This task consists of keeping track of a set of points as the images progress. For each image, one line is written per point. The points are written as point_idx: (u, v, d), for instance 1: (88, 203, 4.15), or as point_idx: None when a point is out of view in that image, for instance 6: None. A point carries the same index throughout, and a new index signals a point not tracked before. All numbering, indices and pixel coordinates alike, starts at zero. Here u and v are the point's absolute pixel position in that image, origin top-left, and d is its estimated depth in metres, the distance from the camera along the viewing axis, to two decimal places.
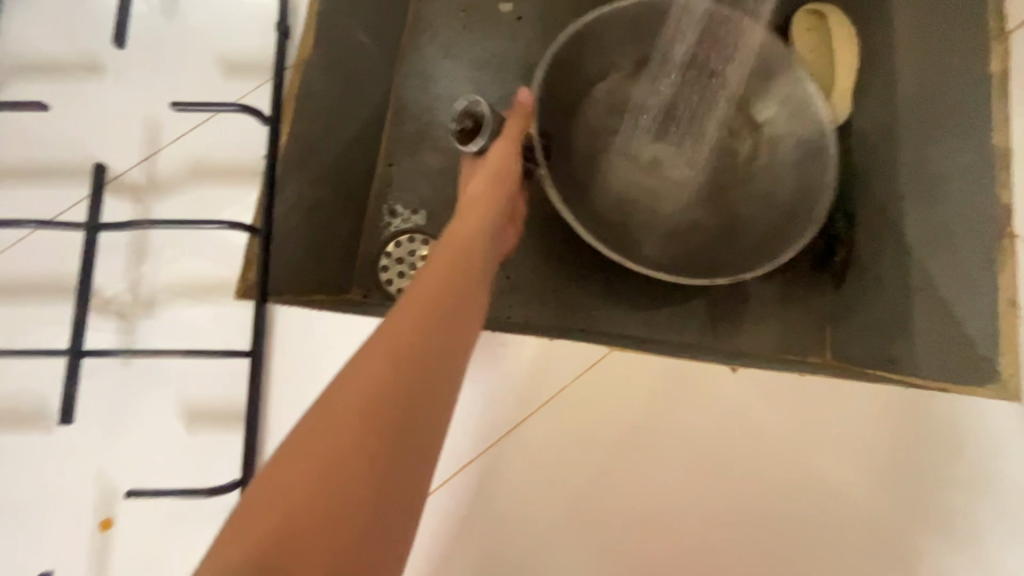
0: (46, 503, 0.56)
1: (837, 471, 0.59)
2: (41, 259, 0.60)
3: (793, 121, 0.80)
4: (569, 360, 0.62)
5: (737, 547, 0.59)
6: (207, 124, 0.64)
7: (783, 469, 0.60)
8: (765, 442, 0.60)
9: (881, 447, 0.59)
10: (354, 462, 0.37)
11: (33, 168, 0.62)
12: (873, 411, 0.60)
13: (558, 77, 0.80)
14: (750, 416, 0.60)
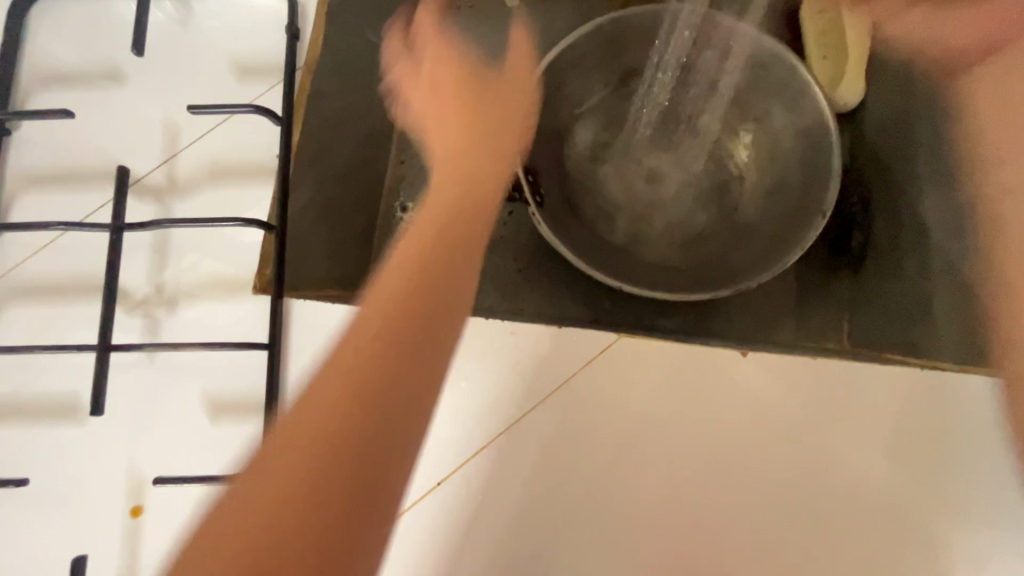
0: (78, 492, 0.59)
1: (853, 454, 0.59)
2: (70, 260, 0.63)
3: (793, 116, 0.78)
4: (579, 347, 0.62)
5: (753, 531, 0.58)
6: (223, 126, 0.67)
7: (799, 453, 0.59)
8: (781, 427, 0.60)
9: (897, 427, 0.59)
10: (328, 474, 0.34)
11: (59, 174, 0.65)
12: (889, 392, 0.60)
13: (550, 94, 0.78)
14: (763, 400, 0.60)
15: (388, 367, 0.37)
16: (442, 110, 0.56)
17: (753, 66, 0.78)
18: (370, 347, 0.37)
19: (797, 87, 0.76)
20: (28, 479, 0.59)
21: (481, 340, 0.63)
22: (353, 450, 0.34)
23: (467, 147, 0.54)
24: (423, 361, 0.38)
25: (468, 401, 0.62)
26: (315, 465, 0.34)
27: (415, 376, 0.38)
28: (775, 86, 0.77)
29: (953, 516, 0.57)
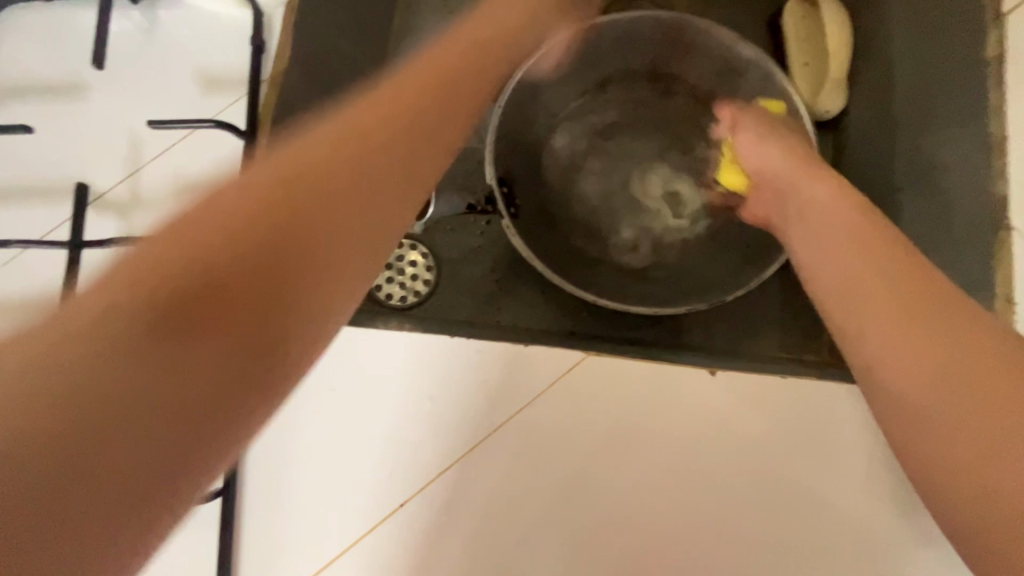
0: None
1: (798, 471, 0.63)
2: (31, 278, 0.62)
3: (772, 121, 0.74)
4: (546, 367, 0.65)
5: (707, 543, 0.62)
6: (188, 142, 0.65)
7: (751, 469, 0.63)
8: (728, 441, 0.63)
9: (840, 441, 0.64)
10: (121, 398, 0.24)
11: (22, 189, 0.64)
12: (837, 412, 0.64)
13: (524, 101, 0.74)
14: (716, 417, 0.64)
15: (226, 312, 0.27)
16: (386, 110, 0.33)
17: (725, 71, 0.76)
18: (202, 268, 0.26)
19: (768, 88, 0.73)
20: None
21: (441, 363, 0.65)
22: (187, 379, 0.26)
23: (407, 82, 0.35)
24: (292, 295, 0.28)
25: (437, 420, 0.64)
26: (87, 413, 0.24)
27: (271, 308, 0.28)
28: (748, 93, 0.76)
29: (881, 514, 0.62)
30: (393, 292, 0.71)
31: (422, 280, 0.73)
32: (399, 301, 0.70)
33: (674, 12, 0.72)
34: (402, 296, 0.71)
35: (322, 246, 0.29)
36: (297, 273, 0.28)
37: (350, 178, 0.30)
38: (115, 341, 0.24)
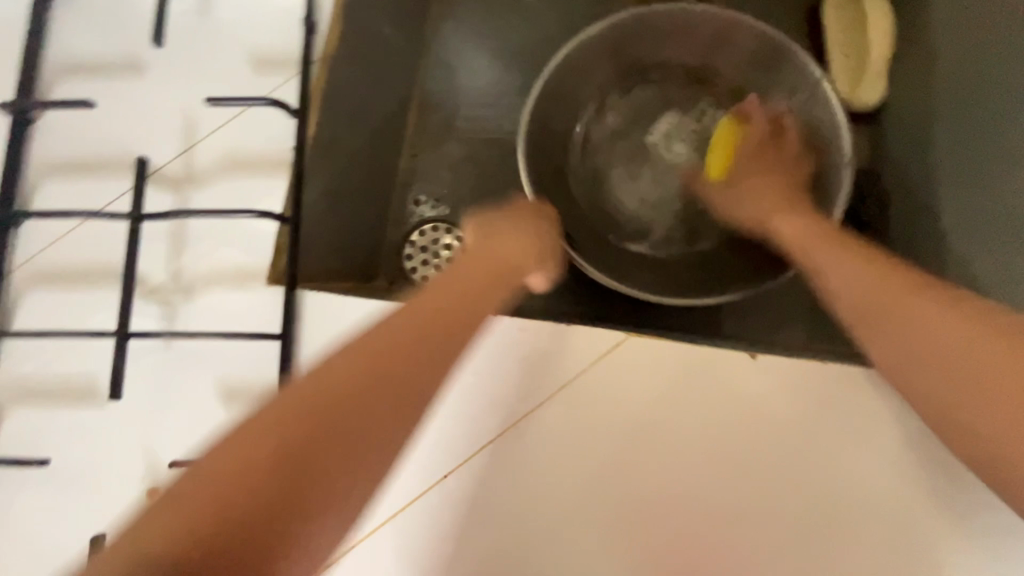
0: (95, 477, 0.60)
1: (836, 457, 0.63)
2: (89, 248, 0.64)
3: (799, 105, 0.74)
4: (585, 349, 0.65)
5: (745, 525, 0.62)
6: (241, 119, 0.67)
7: (788, 453, 0.63)
8: (769, 423, 0.64)
9: (880, 428, 0.63)
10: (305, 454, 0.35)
11: (82, 163, 0.66)
12: (879, 400, 0.64)
13: (559, 93, 0.75)
14: (755, 401, 0.64)
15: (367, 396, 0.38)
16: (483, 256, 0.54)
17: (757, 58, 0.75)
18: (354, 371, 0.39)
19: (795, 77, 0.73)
20: (51, 461, 0.60)
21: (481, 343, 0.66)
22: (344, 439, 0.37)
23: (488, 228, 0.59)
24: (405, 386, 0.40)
25: (478, 398, 0.64)
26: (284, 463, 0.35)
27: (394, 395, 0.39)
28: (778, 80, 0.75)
29: (918, 492, 0.62)
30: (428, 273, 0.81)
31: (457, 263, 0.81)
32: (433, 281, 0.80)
33: (711, 5, 0.71)
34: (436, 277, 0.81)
35: (427, 350, 0.43)
36: (344, 432, 0.37)
37: (399, 361, 0.40)
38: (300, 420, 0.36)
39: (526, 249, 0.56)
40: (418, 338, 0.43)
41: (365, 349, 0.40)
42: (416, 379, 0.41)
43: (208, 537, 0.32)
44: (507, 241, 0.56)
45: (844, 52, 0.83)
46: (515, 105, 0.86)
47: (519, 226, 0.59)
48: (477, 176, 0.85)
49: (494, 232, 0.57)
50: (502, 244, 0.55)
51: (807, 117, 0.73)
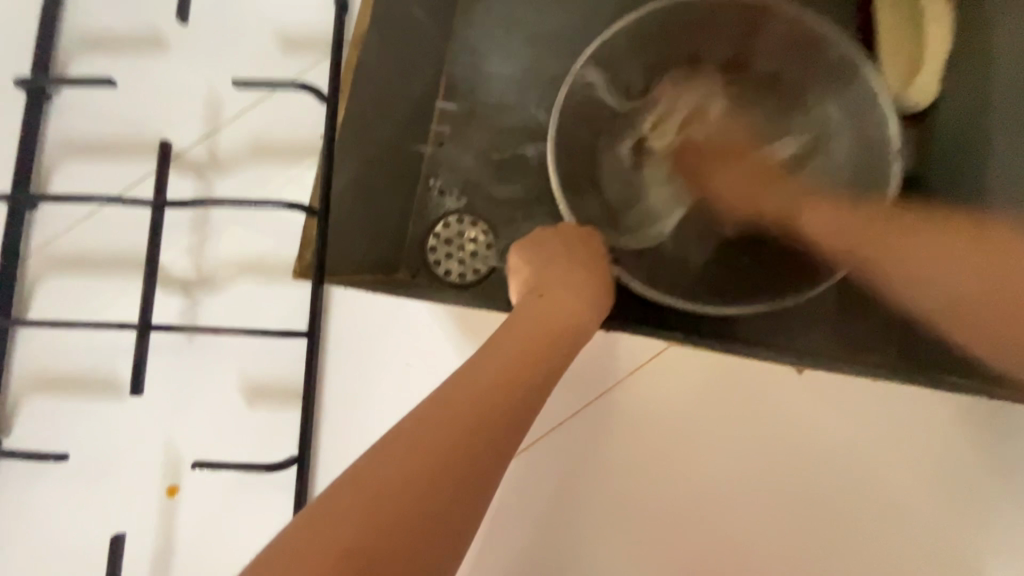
0: (113, 471, 0.58)
1: (879, 478, 0.60)
2: (108, 234, 0.61)
3: (846, 99, 0.68)
4: (626, 354, 0.63)
5: (780, 544, 0.60)
6: (268, 103, 0.64)
7: (830, 471, 0.61)
8: (816, 443, 0.61)
9: (931, 451, 0.60)
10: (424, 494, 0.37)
11: (101, 144, 0.63)
12: (930, 420, 0.60)
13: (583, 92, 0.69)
14: (797, 417, 0.61)
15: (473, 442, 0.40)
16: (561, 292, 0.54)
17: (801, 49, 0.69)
18: (459, 415, 0.41)
19: (846, 69, 0.67)
20: (69, 454, 0.58)
21: None
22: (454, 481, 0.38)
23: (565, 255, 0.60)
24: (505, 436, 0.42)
25: None
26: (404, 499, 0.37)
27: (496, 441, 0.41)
28: (825, 72, 0.68)
29: (975, 528, 0.58)
30: (452, 269, 0.78)
31: (482, 258, 0.79)
32: (459, 279, 0.77)
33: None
34: (460, 274, 0.78)
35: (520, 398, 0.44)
36: (459, 473, 0.39)
37: (457, 450, 0.39)
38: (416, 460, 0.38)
39: (578, 306, 0.53)
40: (477, 422, 0.41)
41: (424, 441, 0.39)
42: (474, 473, 0.40)
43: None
44: (563, 294, 0.54)
45: (893, 42, 0.69)
46: (548, 94, 0.82)
47: (574, 277, 0.56)
48: (506, 167, 0.81)
49: (549, 280, 0.55)
50: (559, 300, 0.53)
51: (861, 109, 0.67)
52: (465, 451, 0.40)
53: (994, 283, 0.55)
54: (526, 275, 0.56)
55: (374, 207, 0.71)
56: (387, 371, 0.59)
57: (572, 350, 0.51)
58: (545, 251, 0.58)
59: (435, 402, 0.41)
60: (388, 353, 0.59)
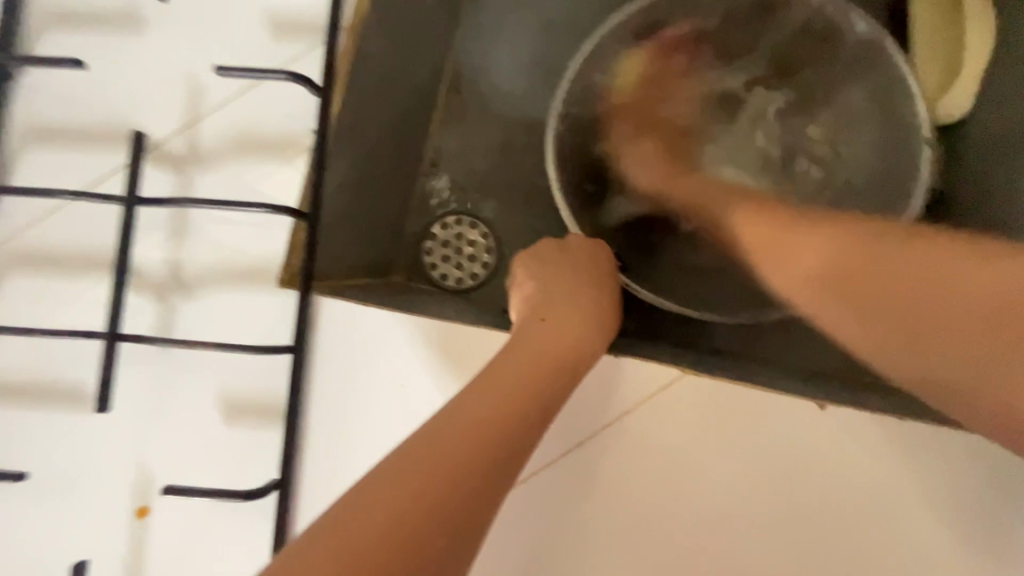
0: (78, 490, 0.54)
1: (918, 526, 0.53)
2: (76, 232, 0.56)
3: (877, 96, 0.57)
4: (640, 379, 0.55)
5: None
6: (255, 92, 0.58)
7: (866, 519, 0.54)
8: (846, 491, 0.54)
9: (979, 499, 0.53)
10: (393, 551, 0.33)
11: (71, 133, 0.58)
12: (978, 463, 0.53)
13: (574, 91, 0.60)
14: (829, 457, 0.54)
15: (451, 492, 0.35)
16: (560, 312, 0.49)
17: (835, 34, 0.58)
18: (437, 460, 0.36)
19: (875, 57, 0.56)
20: (31, 470, 0.54)
21: None
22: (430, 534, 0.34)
23: (564, 267, 0.54)
24: (489, 480, 0.37)
25: None
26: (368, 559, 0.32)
27: (480, 489, 0.36)
28: (859, 61, 0.57)
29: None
30: (449, 274, 0.74)
31: (481, 262, 0.74)
32: (457, 284, 0.73)
33: None
34: (458, 278, 0.73)
35: (509, 437, 0.39)
36: (436, 526, 0.34)
37: (442, 495, 0.35)
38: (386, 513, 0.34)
39: (584, 333, 0.48)
40: (460, 461, 0.36)
41: (402, 493, 0.34)
42: (466, 522, 0.35)
43: None
44: (567, 319, 0.49)
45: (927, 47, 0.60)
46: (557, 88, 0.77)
47: (579, 299, 0.51)
48: (512, 166, 0.76)
49: (552, 300, 0.50)
50: (561, 323, 0.48)
51: (893, 109, 0.56)
52: (445, 503, 0.35)
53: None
54: (528, 291, 0.52)
55: (368, 206, 0.66)
56: (377, 390, 0.54)
57: (574, 379, 0.46)
58: (550, 266, 0.54)
59: (411, 444, 0.37)
60: (379, 370, 0.55)
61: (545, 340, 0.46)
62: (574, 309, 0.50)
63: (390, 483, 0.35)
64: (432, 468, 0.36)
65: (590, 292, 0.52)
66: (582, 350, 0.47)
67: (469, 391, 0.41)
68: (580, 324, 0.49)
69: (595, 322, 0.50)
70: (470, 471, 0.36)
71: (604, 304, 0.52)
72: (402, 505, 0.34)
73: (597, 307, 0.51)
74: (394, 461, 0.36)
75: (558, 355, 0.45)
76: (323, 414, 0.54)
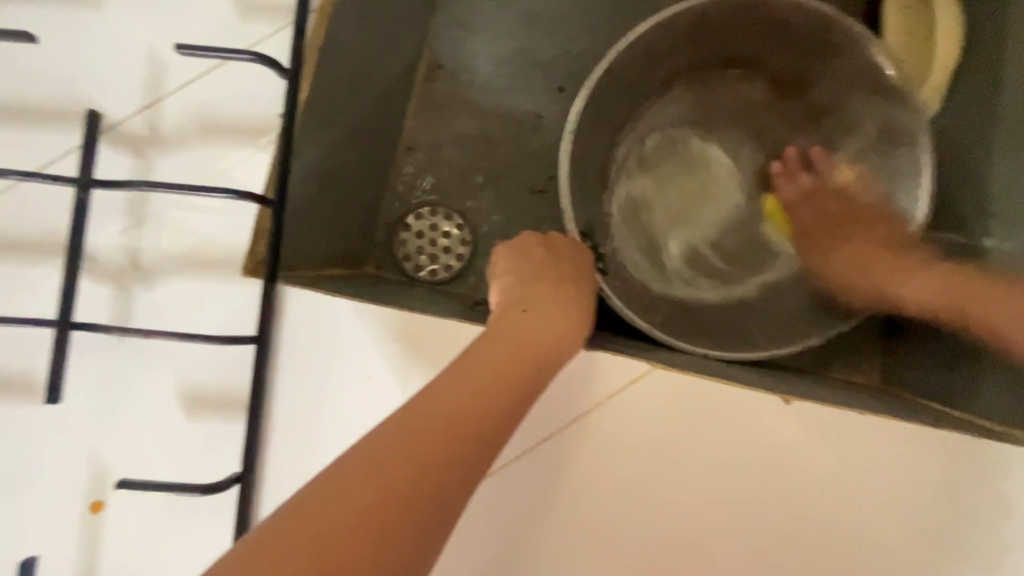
0: (28, 484, 0.52)
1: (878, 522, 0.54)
2: (26, 214, 0.53)
3: (883, 205, 0.64)
4: (609, 374, 0.55)
5: None
6: (217, 73, 0.56)
7: (829, 516, 0.54)
8: (811, 486, 0.54)
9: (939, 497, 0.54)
10: (368, 532, 0.32)
11: (21, 110, 0.55)
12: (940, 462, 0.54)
13: (603, 104, 0.65)
14: (796, 455, 0.54)
15: (427, 475, 0.35)
16: (538, 305, 0.49)
17: (875, 98, 0.62)
18: (413, 442, 0.36)
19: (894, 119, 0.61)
20: None
21: None
22: (403, 517, 0.33)
23: (540, 261, 0.54)
24: (465, 465, 0.37)
25: None
26: (339, 539, 0.32)
27: (455, 473, 0.36)
28: (899, 171, 0.62)
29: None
30: (423, 265, 0.73)
31: (455, 254, 0.73)
32: (430, 275, 0.72)
33: (828, 8, 0.59)
34: (432, 270, 0.73)
35: (486, 424, 0.39)
36: (411, 506, 0.34)
37: (418, 478, 0.35)
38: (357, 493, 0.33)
39: (562, 329, 0.48)
40: (437, 445, 0.36)
41: (380, 469, 0.34)
42: (446, 497, 0.36)
43: None
44: (546, 314, 0.48)
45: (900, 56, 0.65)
46: (536, 79, 0.76)
47: (557, 294, 0.50)
48: (487, 158, 0.75)
49: (530, 294, 0.50)
50: (541, 317, 0.48)
51: (880, 220, 0.63)
52: (421, 484, 0.35)
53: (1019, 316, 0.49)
54: (506, 283, 0.51)
55: (339, 194, 0.65)
56: (345, 383, 0.53)
57: (550, 369, 0.46)
58: (526, 258, 0.54)
59: (385, 424, 0.37)
60: (343, 363, 0.53)
61: (525, 329, 0.46)
62: (551, 301, 0.50)
63: (364, 463, 0.34)
64: (407, 451, 0.35)
65: (565, 287, 0.52)
66: (559, 341, 0.47)
67: (446, 375, 0.41)
68: (558, 315, 0.49)
69: (571, 314, 0.50)
70: (447, 455, 0.36)
71: (578, 300, 0.52)
72: (377, 485, 0.33)
73: (573, 299, 0.51)
74: (369, 442, 0.36)
75: (536, 345, 0.45)
76: (287, 407, 0.53)
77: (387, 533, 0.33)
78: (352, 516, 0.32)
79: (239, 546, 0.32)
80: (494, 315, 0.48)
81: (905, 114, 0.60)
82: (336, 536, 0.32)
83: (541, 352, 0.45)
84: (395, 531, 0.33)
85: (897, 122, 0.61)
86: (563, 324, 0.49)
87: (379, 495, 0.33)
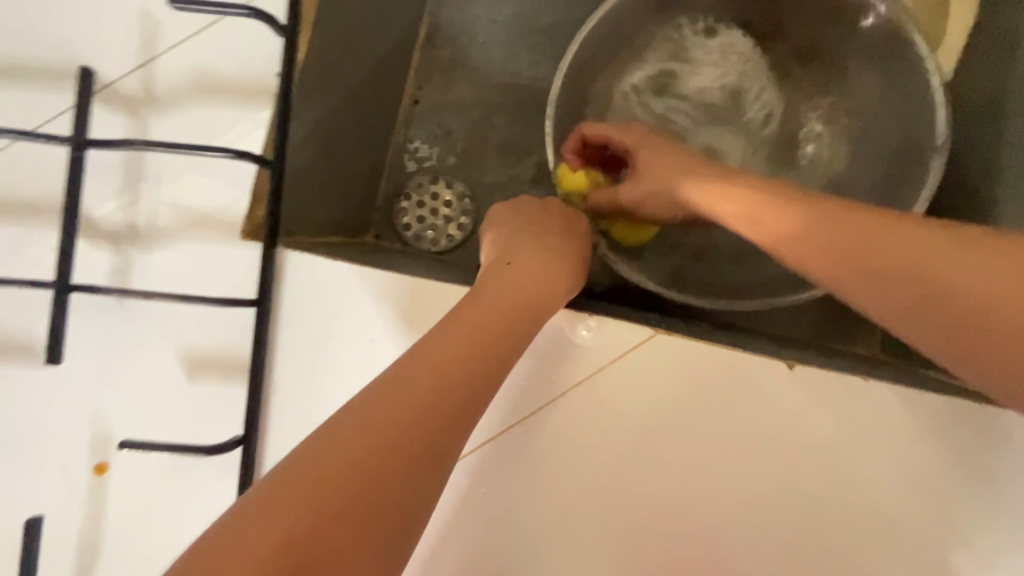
0: (32, 446, 0.52)
1: (884, 492, 0.53)
2: (21, 176, 0.53)
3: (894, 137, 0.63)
4: (611, 339, 0.55)
5: (772, 562, 0.53)
6: (212, 30, 0.55)
7: (832, 485, 0.53)
8: (815, 453, 0.53)
9: (946, 466, 0.53)
10: (380, 463, 0.33)
11: (10, 69, 0.53)
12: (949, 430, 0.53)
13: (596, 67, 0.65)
14: (800, 423, 0.53)
15: (431, 412, 0.36)
16: (535, 261, 0.49)
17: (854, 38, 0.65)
18: (415, 383, 0.36)
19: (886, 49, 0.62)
20: None
21: None
22: (410, 449, 0.34)
23: (541, 224, 0.53)
24: (466, 402, 0.38)
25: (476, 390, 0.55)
26: (351, 473, 0.32)
27: (458, 409, 0.37)
28: (894, 97, 0.63)
29: (977, 559, 0.52)
30: (424, 235, 0.72)
31: (456, 223, 0.72)
32: (432, 244, 0.71)
33: None
34: (434, 240, 0.71)
35: (485, 366, 0.40)
36: (418, 438, 0.35)
37: (422, 414, 0.35)
38: (366, 431, 0.34)
39: (553, 282, 0.48)
40: (438, 385, 0.37)
41: (381, 415, 0.34)
42: (435, 446, 0.35)
43: (277, 542, 0.29)
44: (540, 268, 0.48)
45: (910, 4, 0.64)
46: (539, 43, 0.74)
47: (555, 254, 0.50)
48: (489, 123, 0.74)
49: (528, 253, 0.49)
50: (525, 272, 0.47)
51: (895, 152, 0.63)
52: (425, 420, 0.35)
53: (899, 253, 0.37)
54: (502, 245, 0.51)
55: (339, 159, 0.64)
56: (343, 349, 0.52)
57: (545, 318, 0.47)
58: (525, 220, 0.53)
59: (384, 371, 0.37)
60: (342, 328, 0.52)
61: (522, 280, 0.47)
62: (548, 256, 0.50)
63: (367, 407, 0.35)
64: (411, 391, 0.36)
65: (566, 249, 0.52)
66: (556, 293, 0.48)
67: (439, 325, 0.41)
68: (556, 270, 0.49)
69: (567, 269, 0.50)
70: (450, 392, 0.37)
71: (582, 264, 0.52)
72: (383, 422, 0.34)
73: (573, 258, 0.51)
74: (371, 389, 0.36)
75: (532, 296, 0.46)
76: (287, 372, 0.53)
77: (398, 463, 0.33)
78: (361, 451, 0.33)
79: (250, 488, 0.32)
80: (490, 271, 0.48)
81: (890, 42, 0.61)
82: (348, 471, 0.32)
83: (537, 303, 0.46)
84: (406, 460, 0.34)
85: (879, 54, 0.63)
86: (559, 281, 0.49)
87: (388, 431, 0.34)
